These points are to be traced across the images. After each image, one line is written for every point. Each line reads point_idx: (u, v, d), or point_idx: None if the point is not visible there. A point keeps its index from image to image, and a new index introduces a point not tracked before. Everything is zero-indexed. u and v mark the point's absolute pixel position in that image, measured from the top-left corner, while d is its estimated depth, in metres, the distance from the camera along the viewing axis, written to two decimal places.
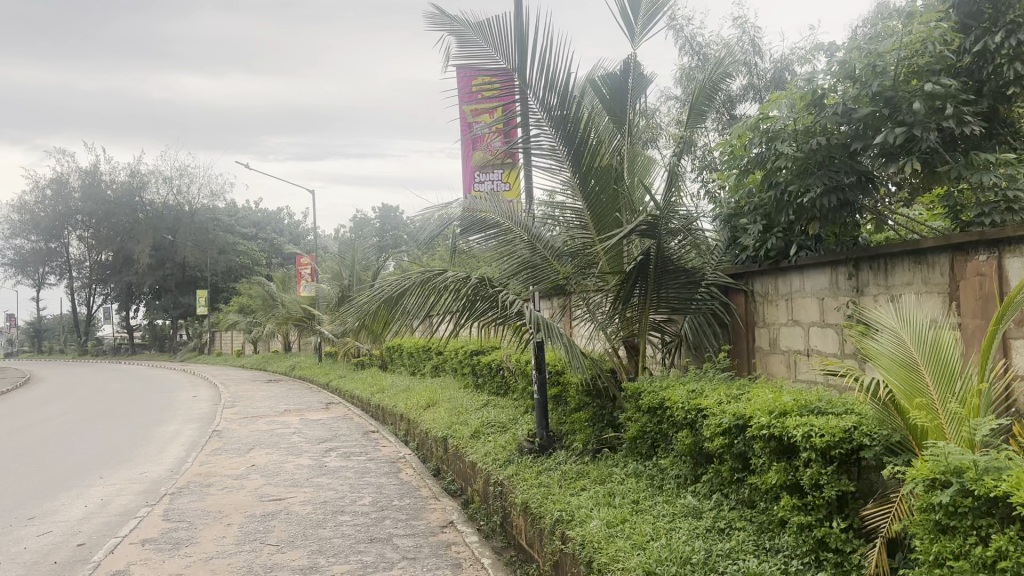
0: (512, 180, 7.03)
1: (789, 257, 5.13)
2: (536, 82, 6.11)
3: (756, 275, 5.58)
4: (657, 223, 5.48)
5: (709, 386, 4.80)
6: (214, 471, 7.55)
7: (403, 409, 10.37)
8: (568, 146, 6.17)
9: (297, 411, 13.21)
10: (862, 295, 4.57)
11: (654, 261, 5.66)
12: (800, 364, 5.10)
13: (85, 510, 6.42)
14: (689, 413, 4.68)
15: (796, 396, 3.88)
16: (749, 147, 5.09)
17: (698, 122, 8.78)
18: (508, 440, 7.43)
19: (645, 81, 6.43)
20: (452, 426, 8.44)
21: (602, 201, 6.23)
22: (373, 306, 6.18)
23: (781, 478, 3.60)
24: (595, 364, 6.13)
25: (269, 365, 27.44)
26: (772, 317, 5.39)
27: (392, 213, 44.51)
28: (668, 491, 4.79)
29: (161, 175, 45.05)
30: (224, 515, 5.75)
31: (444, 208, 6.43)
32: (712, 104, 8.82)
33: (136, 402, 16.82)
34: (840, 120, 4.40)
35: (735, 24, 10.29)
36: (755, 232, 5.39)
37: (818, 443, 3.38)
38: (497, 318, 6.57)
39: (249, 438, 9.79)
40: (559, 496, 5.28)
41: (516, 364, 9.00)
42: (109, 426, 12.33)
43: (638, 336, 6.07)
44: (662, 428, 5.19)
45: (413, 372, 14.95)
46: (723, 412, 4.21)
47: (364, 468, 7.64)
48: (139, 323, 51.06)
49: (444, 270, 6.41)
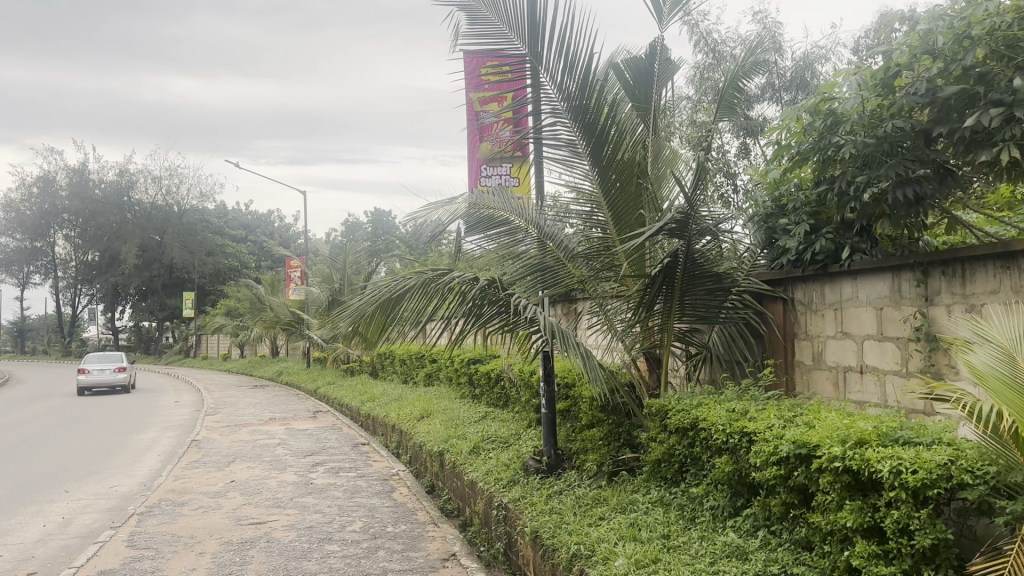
0: (522, 175, 6.48)
1: (841, 261, 4.56)
2: (553, 64, 5.52)
3: (797, 281, 5.01)
4: (687, 221, 4.89)
5: (752, 406, 4.21)
6: (190, 487, 6.90)
7: (395, 420, 9.75)
8: (587, 135, 5.58)
9: (283, 420, 12.56)
10: (931, 305, 4.01)
11: (683, 264, 5.07)
12: (851, 382, 4.53)
13: (42, 530, 5.78)
14: (730, 437, 4.07)
15: (873, 422, 3.30)
16: (801, 137, 4.52)
17: (722, 116, 8.24)
18: (511, 457, 6.82)
19: (672, 66, 5.86)
20: (450, 441, 7.82)
21: (624, 197, 5.63)
22: (368, 309, 5.56)
23: (859, 521, 3.01)
24: (613, 377, 5.52)
25: (255, 369, 26.74)
26: (817, 329, 4.82)
27: (385, 218, 43.95)
28: (703, 525, 4.19)
29: (150, 175, 44.19)
30: (196, 541, 5.12)
31: (449, 203, 5.96)
32: (738, 102, 8.37)
33: (113, 407, 16.12)
34: (920, 100, 3.88)
35: (756, 19, 9.82)
36: (799, 233, 4.81)
37: (910, 480, 2.80)
38: (505, 325, 5.99)
39: (230, 449, 9.14)
40: (575, 527, 4.66)
41: (519, 374, 8.39)
42: (83, 432, 11.65)
43: (661, 346, 5.48)
44: (694, 451, 4.59)
45: (404, 380, 14.32)
46: (778, 438, 3.61)
47: (353, 486, 7.01)
48: (125, 325, 50.13)
49: (449, 271, 5.85)
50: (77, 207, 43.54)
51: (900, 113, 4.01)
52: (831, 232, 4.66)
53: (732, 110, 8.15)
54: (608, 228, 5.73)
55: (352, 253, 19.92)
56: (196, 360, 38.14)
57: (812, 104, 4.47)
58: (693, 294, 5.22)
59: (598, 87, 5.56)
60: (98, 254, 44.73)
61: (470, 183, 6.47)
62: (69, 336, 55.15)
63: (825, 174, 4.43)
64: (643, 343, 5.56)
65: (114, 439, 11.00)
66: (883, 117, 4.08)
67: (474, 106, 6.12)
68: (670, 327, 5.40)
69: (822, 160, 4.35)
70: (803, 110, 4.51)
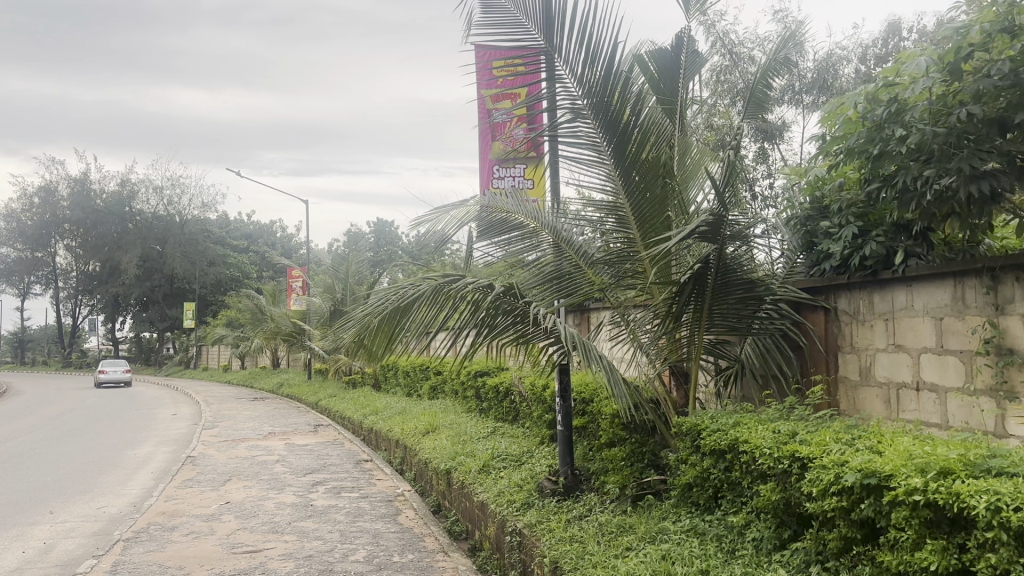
0: (536, 177, 6.14)
1: (894, 266, 4.16)
2: (573, 55, 5.11)
3: (841, 289, 4.60)
4: (721, 223, 4.49)
5: (802, 427, 3.80)
6: (182, 509, 6.48)
7: (399, 435, 9.32)
8: (609, 132, 5.17)
9: (283, 434, 12.13)
10: (1003, 315, 3.60)
11: (715, 271, 4.66)
12: (905, 400, 4.12)
13: (21, 557, 5.36)
14: (779, 461, 3.65)
15: (958, 450, 2.88)
16: (852, 132, 4.13)
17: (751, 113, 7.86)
18: (524, 477, 6.38)
19: (701, 60, 5.46)
20: (457, 458, 7.39)
21: (649, 199, 5.21)
22: (374, 319, 5.17)
23: (943, 564, 2.57)
24: (638, 394, 5.09)
25: (256, 381, 26.24)
26: (865, 341, 4.42)
27: (387, 228, 43.61)
28: (744, 559, 3.75)
29: (152, 185, 43.72)
30: (185, 573, 4.70)
31: (461, 206, 5.66)
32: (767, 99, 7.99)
33: (109, 420, 15.70)
34: (994, 85, 3.53)
35: (776, 17, 9.47)
36: (847, 236, 4.40)
37: (1014, 519, 2.38)
38: (520, 335, 5.50)
39: (226, 466, 8.72)
40: (600, 558, 4.22)
41: (530, 388, 7.97)
42: (75, 448, 11.22)
43: (690, 360, 5.07)
44: (733, 476, 4.16)
45: (408, 392, 13.89)
46: (841, 465, 3.19)
47: (356, 508, 6.58)
48: (125, 337, 49.77)
49: (461, 278, 5.43)
50: (78, 217, 43.24)
51: (970, 101, 3.65)
52: (882, 235, 4.26)
53: (761, 106, 7.78)
54: (630, 230, 5.29)
55: (354, 263, 19.54)
56: (197, 372, 37.73)
57: (869, 92, 4.11)
58: (724, 303, 4.81)
59: (623, 80, 5.15)
60: (99, 265, 44.40)
61: (482, 185, 6.10)
62: (70, 347, 54.86)
63: (880, 171, 4.05)
64: (670, 358, 5.14)
65: (107, 455, 10.58)
66: (952, 105, 3.73)
67: (486, 102, 5.74)
68: (699, 340, 4.99)
69: (877, 155, 3.98)
70: (859, 99, 4.16)
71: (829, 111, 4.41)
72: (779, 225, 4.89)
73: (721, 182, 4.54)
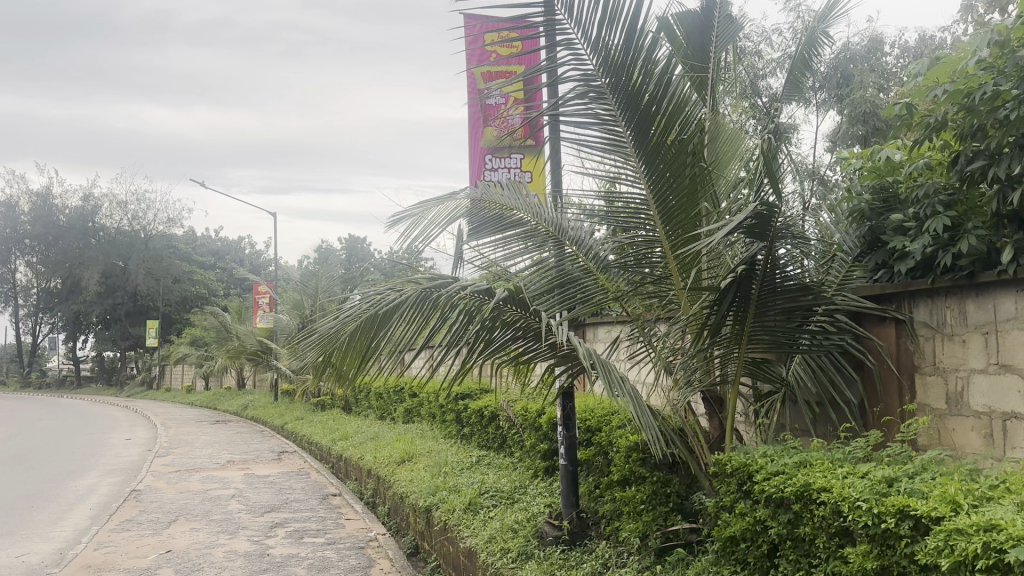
0: (534, 168, 5.30)
1: (1000, 267, 3.35)
2: (588, 15, 4.15)
3: (919, 296, 3.78)
4: (771, 216, 3.71)
5: (905, 475, 2.91)
6: (111, 561, 5.43)
7: (371, 464, 8.35)
8: (629, 111, 4.25)
9: (242, 464, 11.03)
10: None
11: (761, 275, 3.83)
12: (1015, 433, 3.29)
13: None
14: (879, 518, 2.76)
15: None
16: (985, 89, 3.46)
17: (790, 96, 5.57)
18: (520, 520, 5.41)
19: (736, 25, 4.55)
20: (438, 492, 6.45)
21: (678, 192, 4.32)
22: (345, 332, 4.25)
23: None
24: (664, 425, 4.20)
25: (219, 403, 25.04)
26: (954, 360, 3.59)
27: (358, 245, 42.60)
28: None
29: (116, 199, 41.90)
30: None
31: (448, 199, 4.78)
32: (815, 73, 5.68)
33: (54, 447, 14.45)
34: None
35: (789, 8, 8.94)
36: (937, 229, 3.61)
37: None
38: (527, 350, 4.65)
39: (173, 504, 7.65)
40: None
41: (521, 412, 7.06)
42: (7, 480, 10.04)
43: (728, 383, 4.21)
44: (802, 534, 3.23)
45: (381, 415, 12.94)
46: (990, 535, 2.30)
47: (321, 559, 5.59)
48: (84, 356, 47.97)
49: (452, 281, 4.56)
50: (39, 232, 41.57)
51: None
52: (982, 229, 3.51)
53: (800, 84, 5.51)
54: (655, 228, 4.40)
55: (324, 278, 18.54)
56: (159, 392, 36.24)
57: (996, 38, 3.52)
58: (769, 316, 3.95)
59: (648, 45, 4.18)
60: (60, 282, 42.75)
61: (472, 177, 5.27)
62: (27, 366, 52.92)
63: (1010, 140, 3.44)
64: (702, 382, 4.24)
65: (43, 488, 9.43)
66: None
67: (477, 81, 5.04)
68: (737, 359, 4.13)
69: (1011, 119, 3.35)
70: (987, 45, 3.54)
71: (937, 65, 3.75)
72: (830, 227, 4.20)
73: (762, 166, 3.73)
